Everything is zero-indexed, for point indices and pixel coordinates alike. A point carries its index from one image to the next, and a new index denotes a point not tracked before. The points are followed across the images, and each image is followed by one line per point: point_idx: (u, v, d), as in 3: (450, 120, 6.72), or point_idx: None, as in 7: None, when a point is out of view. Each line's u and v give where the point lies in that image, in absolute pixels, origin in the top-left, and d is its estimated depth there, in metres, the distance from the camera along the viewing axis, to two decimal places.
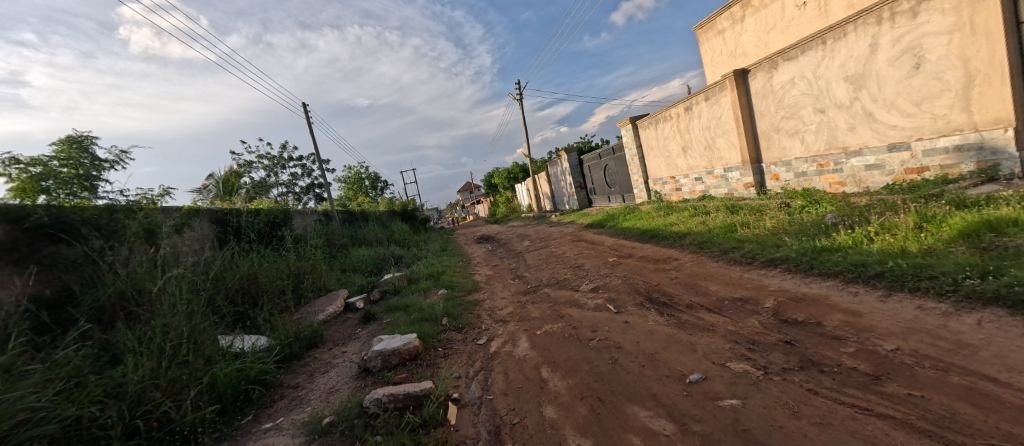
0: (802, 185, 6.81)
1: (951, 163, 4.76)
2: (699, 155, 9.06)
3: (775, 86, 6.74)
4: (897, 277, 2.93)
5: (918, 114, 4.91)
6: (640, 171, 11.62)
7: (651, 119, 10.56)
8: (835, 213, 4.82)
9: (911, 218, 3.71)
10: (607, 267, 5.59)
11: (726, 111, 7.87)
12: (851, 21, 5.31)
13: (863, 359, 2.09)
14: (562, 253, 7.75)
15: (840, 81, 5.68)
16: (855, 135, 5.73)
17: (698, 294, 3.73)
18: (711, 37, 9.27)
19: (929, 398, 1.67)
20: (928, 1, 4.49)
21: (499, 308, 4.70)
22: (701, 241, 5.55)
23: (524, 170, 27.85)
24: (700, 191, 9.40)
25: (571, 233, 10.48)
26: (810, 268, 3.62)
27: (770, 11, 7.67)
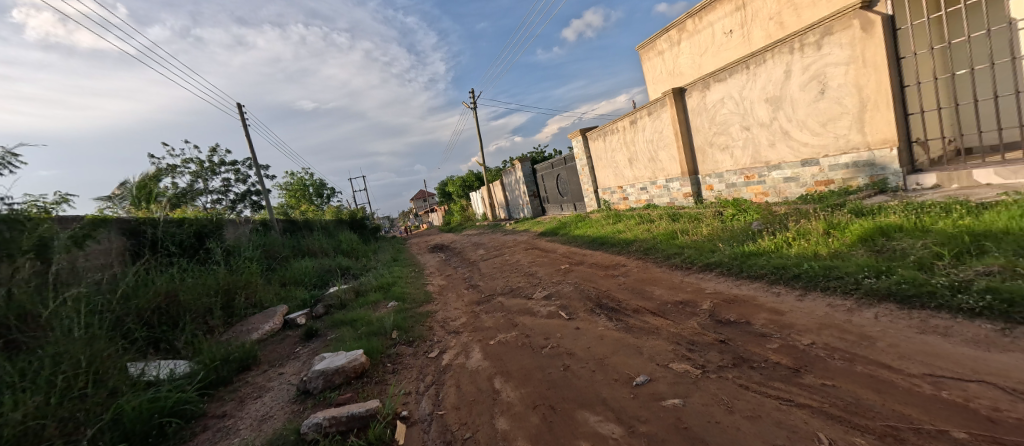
0: (732, 195, 7.44)
1: (851, 176, 5.45)
2: (644, 166, 9.60)
3: (708, 104, 7.34)
4: (811, 277, 3.28)
5: (824, 134, 5.59)
6: (590, 180, 12.06)
7: (599, 131, 11.05)
8: (760, 221, 5.32)
9: (821, 225, 4.19)
10: (560, 275, 5.70)
11: (666, 126, 8.44)
12: (770, 49, 5.94)
13: (785, 354, 2.30)
14: (516, 261, 7.79)
15: (761, 102, 6.32)
16: (775, 151, 6.39)
17: (644, 299, 3.91)
18: (651, 57, 9.92)
19: (839, 386, 1.86)
20: (830, 36, 5.17)
21: (453, 318, 4.60)
22: (646, 248, 5.86)
23: (480, 178, 27.82)
24: (645, 200, 9.94)
25: (525, 241, 10.58)
26: (741, 271, 3.95)
27: (702, 36, 8.39)
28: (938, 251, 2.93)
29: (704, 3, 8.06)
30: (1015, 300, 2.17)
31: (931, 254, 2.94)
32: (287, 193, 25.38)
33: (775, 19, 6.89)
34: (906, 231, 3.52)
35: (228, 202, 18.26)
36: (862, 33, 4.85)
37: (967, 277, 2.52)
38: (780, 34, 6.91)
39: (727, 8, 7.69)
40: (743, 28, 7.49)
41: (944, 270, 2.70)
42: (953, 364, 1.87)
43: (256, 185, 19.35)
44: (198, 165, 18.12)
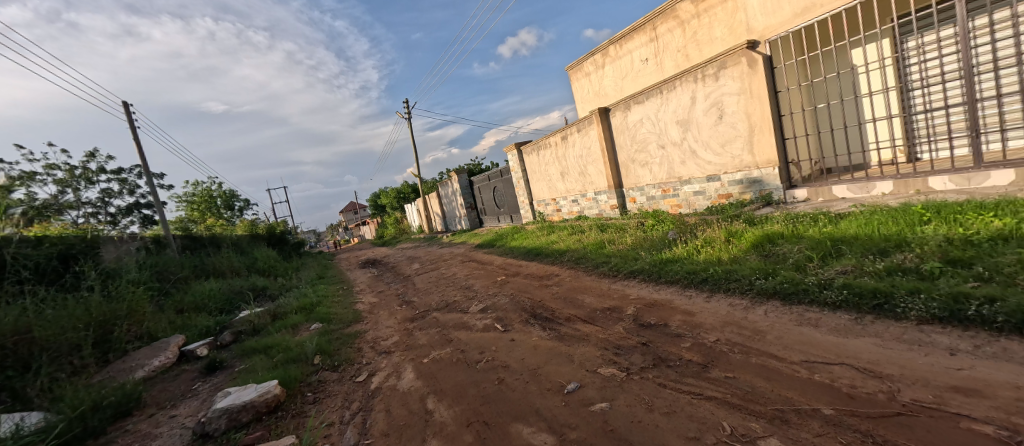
0: (652, 207, 8.13)
1: (745, 191, 6.28)
2: (574, 180, 10.10)
3: (630, 123, 7.99)
4: (716, 280, 3.69)
5: (723, 154, 6.39)
6: (525, 193, 12.37)
7: (533, 146, 11.42)
8: (674, 230, 5.87)
9: (723, 233, 4.75)
10: (497, 287, 5.71)
11: (594, 142, 9.01)
12: (679, 77, 6.66)
13: (696, 351, 2.54)
14: (453, 274, 7.64)
15: (673, 124, 7.05)
16: (685, 167, 7.13)
17: (576, 307, 4.06)
18: (579, 77, 10.58)
19: (739, 378, 2.11)
20: (724, 69, 5.97)
21: (384, 338, 4.36)
22: (578, 257, 6.12)
23: (415, 189, 27.05)
24: (576, 212, 10.44)
25: (462, 254, 10.45)
26: (659, 277, 4.30)
27: (623, 62, 9.16)
28: (809, 254, 3.48)
29: (624, 32, 8.83)
30: (862, 293, 2.65)
31: (805, 257, 3.48)
32: (189, 206, 22.25)
33: (682, 52, 7.77)
34: (785, 237, 4.13)
35: (108, 216, 15.46)
36: (748, 69, 5.68)
37: (829, 276, 3.02)
38: (687, 64, 7.79)
39: (643, 38, 8.50)
40: (657, 57, 8.32)
41: (813, 271, 3.21)
42: (822, 350, 2.22)
43: (146, 196, 16.65)
44: (67, 172, 15.13)
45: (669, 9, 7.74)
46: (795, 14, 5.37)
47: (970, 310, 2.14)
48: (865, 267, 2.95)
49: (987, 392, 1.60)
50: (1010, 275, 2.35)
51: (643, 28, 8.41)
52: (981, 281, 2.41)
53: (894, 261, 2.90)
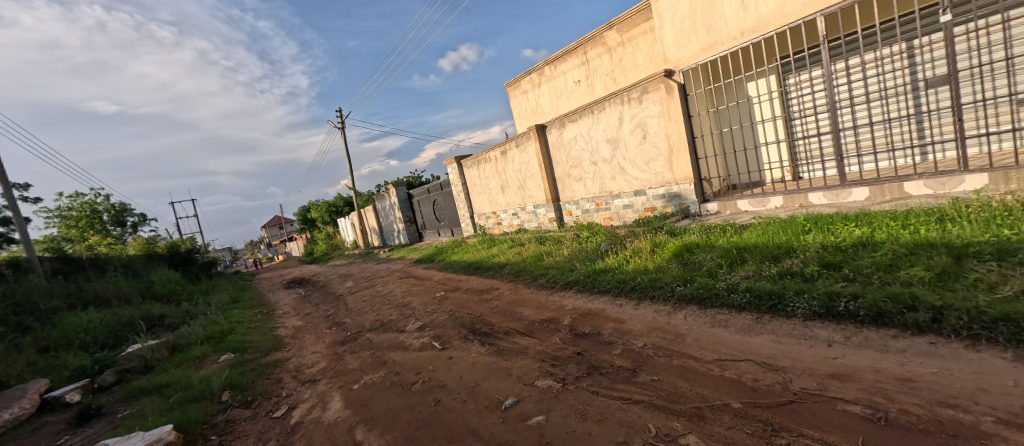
0: (586, 220, 8.52)
1: (667, 204, 6.86)
2: (514, 194, 10.27)
3: (565, 140, 8.37)
4: (643, 288, 3.94)
5: (648, 170, 6.95)
6: (465, 206, 12.28)
7: (473, 159, 11.45)
8: (607, 242, 6.20)
9: (649, 244, 5.12)
10: (435, 303, 5.54)
11: (531, 158, 9.29)
12: (607, 99, 7.16)
13: (626, 357, 2.68)
14: (390, 292, 7.28)
15: (603, 142, 7.52)
16: (615, 182, 7.61)
17: (515, 321, 4.07)
18: (517, 95, 10.89)
19: (662, 380, 2.26)
20: (647, 94, 6.55)
21: (309, 365, 3.98)
22: (517, 270, 6.17)
23: (349, 202, 25.57)
24: (516, 225, 10.59)
25: (399, 270, 10.02)
26: (593, 287, 4.49)
27: (557, 82, 9.63)
28: (719, 262, 3.88)
29: (558, 54, 9.31)
30: (761, 295, 3.01)
31: (715, 264, 3.88)
32: (63, 222, 18.70)
33: (610, 76, 8.37)
34: (700, 247, 4.57)
35: None
36: (666, 95, 6.30)
37: (735, 280, 3.39)
38: (614, 87, 8.40)
39: (575, 61, 9.02)
40: (588, 79, 8.87)
41: (723, 276, 3.58)
42: (730, 349, 2.47)
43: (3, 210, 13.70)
44: None
45: (598, 36, 8.34)
46: (702, 50, 6.10)
47: (841, 306, 2.53)
48: (763, 272, 3.36)
49: (855, 376, 1.89)
50: (867, 275, 2.83)
51: (575, 51, 8.95)
52: (848, 281, 2.87)
53: (784, 266, 3.35)
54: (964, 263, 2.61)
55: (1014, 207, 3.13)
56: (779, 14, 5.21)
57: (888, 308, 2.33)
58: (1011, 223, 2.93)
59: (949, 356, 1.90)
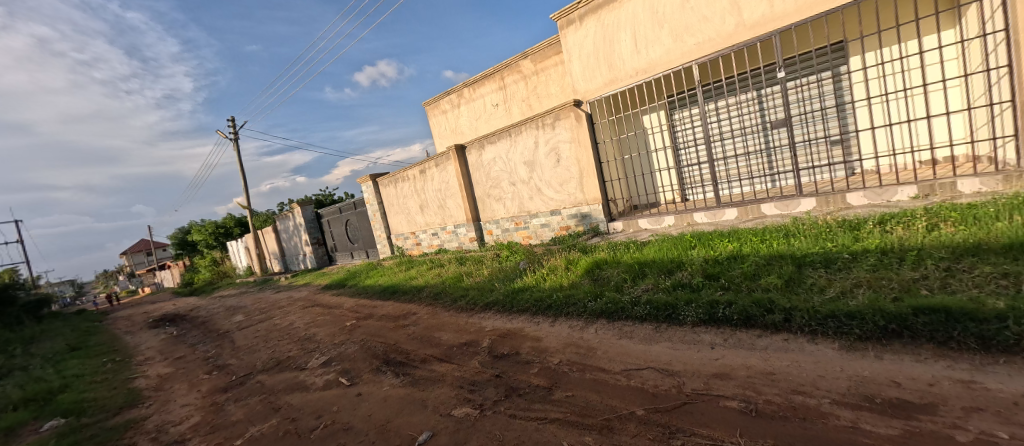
0: (506, 239, 8.66)
1: (579, 223, 7.31)
2: (434, 213, 10.04)
3: (484, 161, 8.50)
4: (559, 306, 4.08)
5: (562, 191, 7.36)
6: (381, 227, 11.63)
7: (390, 178, 10.98)
8: (525, 260, 6.35)
9: (563, 261, 5.37)
10: (344, 334, 5.04)
11: (451, 177, 9.22)
12: (524, 123, 7.49)
13: (543, 376, 2.72)
14: (289, 324, 6.45)
15: (521, 164, 7.81)
16: (533, 202, 7.91)
17: (432, 347, 3.89)
18: (436, 114, 10.81)
19: (576, 395, 2.33)
20: (559, 121, 7.01)
21: (177, 422, 3.28)
22: (436, 293, 5.96)
23: (242, 223, 22.45)
24: (436, 245, 10.32)
25: (303, 298, 8.99)
26: (512, 307, 4.52)
27: (476, 104, 9.81)
28: (624, 276, 4.23)
29: (476, 77, 9.52)
30: (658, 305, 3.32)
31: (621, 279, 4.21)
32: None
33: (526, 102, 8.80)
34: (608, 263, 4.93)
35: None
36: (576, 122, 6.81)
37: (637, 294, 3.71)
38: (530, 113, 8.85)
39: (493, 85, 9.32)
40: (505, 103, 9.20)
41: (627, 290, 3.89)
42: (635, 358, 2.66)
43: None
44: None
45: (514, 63, 8.75)
46: (605, 84, 6.78)
47: (719, 312, 2.92)
48: (660, 284, 3.74)
49: (732, 374, 2.17)
50: (738, 284, 3.32)
51: (493, 76, 9.25)
52: (724, 290, 3.33)
53: (676, 278, 3.77)
54: (803, 270, 3.22)
55: (832, 224, 3.97)
56: (665, 59, 6.05)
57: (754, 312, 2.74)
58: (831, 237, 3.71)
59: (798, 350, 2.29)
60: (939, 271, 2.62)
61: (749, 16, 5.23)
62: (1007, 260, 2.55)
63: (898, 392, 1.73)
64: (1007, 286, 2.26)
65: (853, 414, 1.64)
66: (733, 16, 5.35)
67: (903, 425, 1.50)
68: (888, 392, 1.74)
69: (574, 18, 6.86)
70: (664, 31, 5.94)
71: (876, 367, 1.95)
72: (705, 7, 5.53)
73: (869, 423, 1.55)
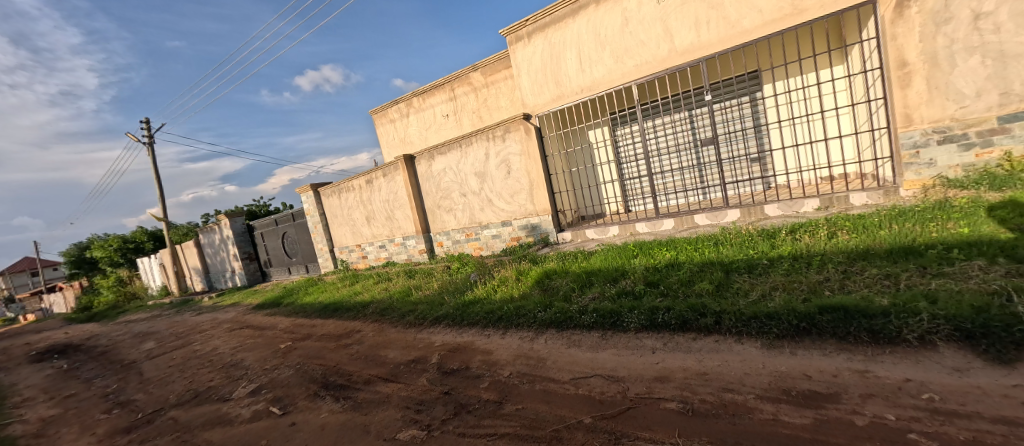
0: (457, 250, 8.53)
1: (530, 234, 7.41)
2: (381, 225, 9.65)
3: (434, 172, 8.36)
4: (509, 317, 4.07)
5: (512, 203, 7.44)
6: (323, 239, 10.94)
7: (334, 187, 10.41)
8: (476, 272, 6.29)
9: (514, 272, 5.39)
10: (277, 358, 4.62)
11: (400, 188, 8.95)
12: (474, 135, 7.50)
13: (493, 390, 2.68)
14: (213, 350, 5.78)
15: (472, 175, 7.79)
16: (484, 214, 7.89)
17: (378, 366, 3.69)
18: (384, 123, 10.48)
19: (525, 407, 2.32)
20: (509, 133, 7.12)
21: None
22: (382, 308, 5.68)
23: (157, 237, 19.97)
24: (384, 258, 9.90)
25: (230, 319, 8.14)
26: (462, 320, 4.43)
27: (425, 114, 9.67)
28: (572, 286, 4.34)
29: (426, 87, 9.40)
30: (604, 313, 3.44)
31: (569, 289, 4.32)
32: None
33: (476, 114, 8.84)
34: (558, 273, 5.03)
35: None
36: (525, 135, 6.95)
37: (584, 303, 3.81)
38: (480, 124, 8.89)
39: (443, 96, 9.25)
40: (456, 114, 9.17)
41: (575, 299, 3.99)
42: (582, 367, 2.71)
43: None
44: None
45: (464, 75, 8.78)
46: (552, 99, 7.01)
47: (659, 318, 3.08)
48: (605, 293, 3.88)
49: (671, 376, 2.29)
50: (675, 290, 3.54)
51: (443, 87, 9.20)
52: (663, 296, 3.54)
53: (620, 286, 3.94)
54: (730, 276, 3.51)
55: (753, 233, 4.41)
56: (607, 78, 6.41)
57: (689, 316, 2.93)
58: (752, 245, 4.11)
59: (727, 350, 2.48)
60: (838, 274, 2.99)
61: (680, 43, 5.72)
62: (889, 262, 2.98)
63: (809, 384, 1.92)
64: (889, 285, 2.63)
65: (773, 407, 1.79)
66: (666, 42, 5.81)
67: (814, 414, 1.68)
68: (801, 384, 1.94)
69: (522, 35, 7.05)
70: (606, 52, 6.30)
71: (791, 362, 2.17)
72: (642, 33, 5.95)
73: (787, 415, 1.71)
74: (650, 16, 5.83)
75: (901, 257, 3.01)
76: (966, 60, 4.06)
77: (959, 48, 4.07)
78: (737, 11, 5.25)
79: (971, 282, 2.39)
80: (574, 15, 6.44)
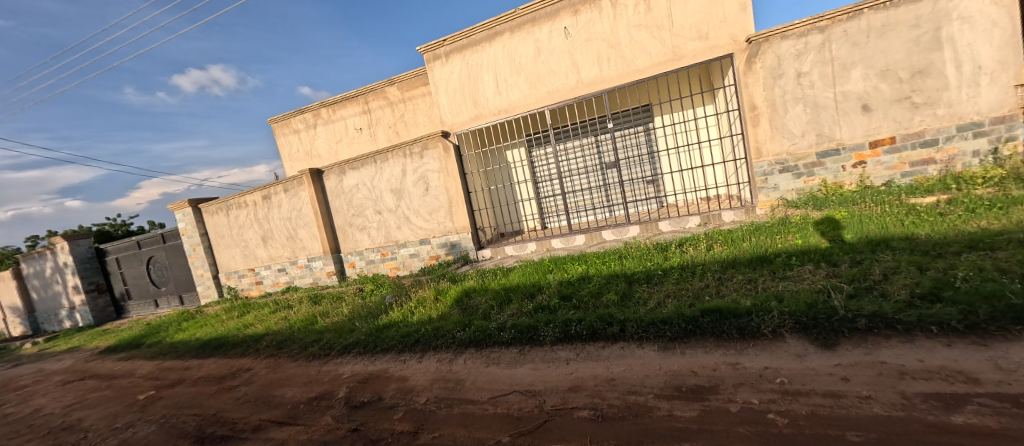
0: (371, 271, 7.99)
1: (449, 252, 7.28)
2: (281, 245, 8.63)
3: (345, 188, 7.80)
4: (426, 340, 3.90)
5: (431, 220, 7.26)
6: (204, 264, 9.37)
7: (220, 203, 9.05)
8: (391, 294, 5.94)
9: (433, 292, 5.21)
10: (134, 413, 3.76)
11: (304, 205, 8.13)
12: (390, 150, 7.23)
13: (408, 419, 2.53)
14: (34, 411, 4.48)
15: (387, 191, 7.45)
16: (401, 232, 7.56)
17: (271, 408, 3.22)
18: (286, 133, 9.51)
19: (442, 434, 2.23)
20: (427, 150, 7.00)
21: None
22: (279, 340, 5.01)
23: None
24: (284, 282, 8.83)
25: (65, 369, 6.43)
26: (375, 347, 4.11)
27: (336, 126, 9.04)
28: (491, 303, 4.35)
29: (336, 98, 8.82)
30: (522, 329, 3.50)
31: (488, 306, 4.32)
32: None
33: (392, 129, 8.55)
34: (477, 290, 5.00)
35: None
36: (444, 153, 6.90)
37: (503, 319, 3.84)
38: (397, 140, 8.61)
39: (356, 108, 8.77)
40: (370, 128, 8.75)
41: (494, 317, 4.00)
42: (501, 384, 2.71)
43: None
44: None
45: (380, 89, 8.46)
46: (470, 119, 7.11)
47: (572, 329, 3.24)
48: (523, 309, 3.96)
49: (583, 385, 2.41)
50: (586, 302, 3.77)
51: (356, 99, 8.73)
52: (576, 309, 3.74)
53: (537, 301, 4.06)
54: (632, 287, 3.87)
55: (650, 247, 4.94)
56: (522, 102, 6.73)
57: (598, 326, 3.14)
58: (649, 257, 4.60)
59: (631, 355, 2.70)
60: (716, 281, 3.48)
61: (586, 75, 6.29)
62: (750, 269, 3.57)
63: (695, 379, 2.18)
64: (751, 288, 3.16)
65: (668, 403, 2.00)
66: (574, 73, 6.35)
67: (700, 406, 1.90)
68: (689, 380, 2.19)
69: (440, 54, 7.07)
70: (521, 77, 6.64)
71: (681, 361, 2.45)
72: (553, 62, 6.41)
73: (679, 409, 1.92)
74: (560, 48, 6.32)
75: (759, 264, 3.64)
76: (794, 107, 5.17)
77: (789, 98, 5.16)
78: (631, 52, 5.97)
79: (805, 283, 2.99)
80: (490, 40, 6.69)
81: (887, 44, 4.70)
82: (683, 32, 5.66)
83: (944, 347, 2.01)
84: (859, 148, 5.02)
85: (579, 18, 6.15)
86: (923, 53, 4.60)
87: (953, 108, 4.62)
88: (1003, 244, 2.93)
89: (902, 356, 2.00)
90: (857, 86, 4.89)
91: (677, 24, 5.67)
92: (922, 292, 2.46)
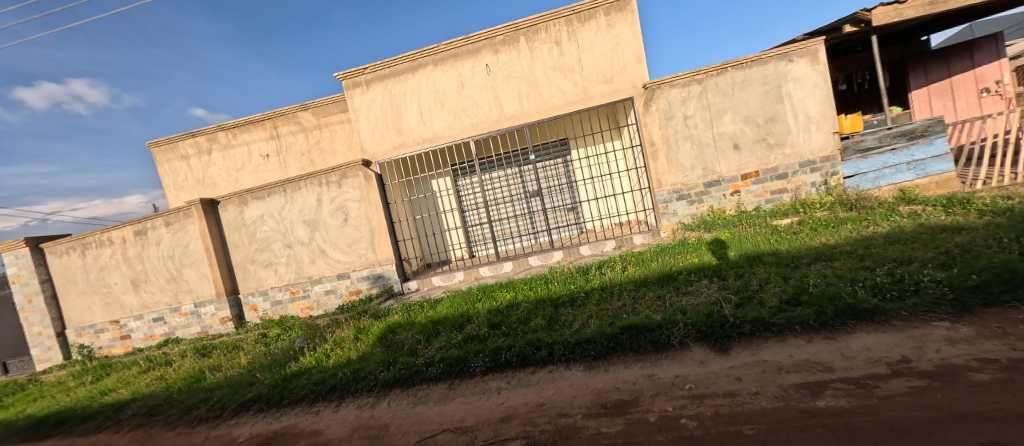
0: (277, 313, 7.10)
1: (372, 286, 6.82)
2: (159, 289, 7.29)
3: (247, 220, 6.97)
4: (345, 384, 3.53)
5: (350, 252, 6.78)
6: (46, 319, 7.47)
7: (74, 242, 7.41)
8: (302, 337, 5.32)
9: (351, 332, 4.79)
10: None
11: (192, 240, 7.02)
12: (303, 179, 6.69)
13: None
14: None
15: (299, 222, 6.83)
16: (315, 266, 6.91)
17: None
18: (171, 158, 8.27)
19: None
20: (346, 178, 6.62)
21: None
22: (152, 406, 4.12)
23: None
24: (162, 334, 7.41)
25: None
26: (281, 399, 3.61)
27: (236, 152, 8.13)
28: (418, 338, 4.14)
29: (238, 121, 8.00)
30: (451, 362, 3.37)
31: (415, 341, 4.10)
32: None
33: (306, 156, 7.98)
34: (402, 325, 4.73)
35: None
36: (364, 181, 6.59)
37: (431, 354, 3.67)
38: (311, 168, 8.03)
39: (262, 134, 8.03)
40: (279, 155, 8.05)
41: (421, 352, 3.80)
42: (429, 424, 2.56)
43: None
44: None
45: (291, 114, 7.91)
46: (393, 147, 6.95)
47: (502, 357, 3.21)
48: (452, 341, 3.84)
49: (515, 414, 2.38)
50: (515, 328, 3.80)
51: (262, 123, 8.01)
52: (505, 336, 3.73)
53: (466, 332, 3.96)
54: (558, 310, 3.99)
55: (573, 271, 5.20)
56: (446, 132, 6.80)
57: (528, 351, 3.16)
58: (572, 280, 4.83)
59: (560, 377, 2.76)
60: (631, 299, 3.76)
61: (508, 110, 6.62)
62: (659, 286, 3.95)
63: (619, 394, 2.30)
64: (661, 304, 3.47)
65: (595, 421, 2.07)
66: (496, 107, 6.64)
67: (623, 421, 2.00)
68: (613, 395, 2.31)
69: (360, 81, 6.88)
70: (445, 108, 6.74)
71: (605, 378, 2.57)
72: (476, 96, 6.65)
73: (605, 426, 2.00)
74: (482, 83, 6.59)
75: (666, 282, 4.05)
76: (684, 145, 6.00)
77: (679, 136, 5.99)
78: (548, 90, 6.46)
79: (703, 296, 3.39)
80: (413, 71, 6.74)
81: (747, 96, 5.78)
82: (591, 76, 6.32)
83: (807, 343, 2.41)
84: (734, 179, 5.98)
85: (499, 57, 6.52)
86: (772, 104, 5.74)
87: (796, 148, 5.77)
88: (838, 255, 3.67)
89: (778, 353, 2.36)
90: (729, 129, 5.87)
91: (586, 69, 6.32)
92: (788, 298, 2.95)
